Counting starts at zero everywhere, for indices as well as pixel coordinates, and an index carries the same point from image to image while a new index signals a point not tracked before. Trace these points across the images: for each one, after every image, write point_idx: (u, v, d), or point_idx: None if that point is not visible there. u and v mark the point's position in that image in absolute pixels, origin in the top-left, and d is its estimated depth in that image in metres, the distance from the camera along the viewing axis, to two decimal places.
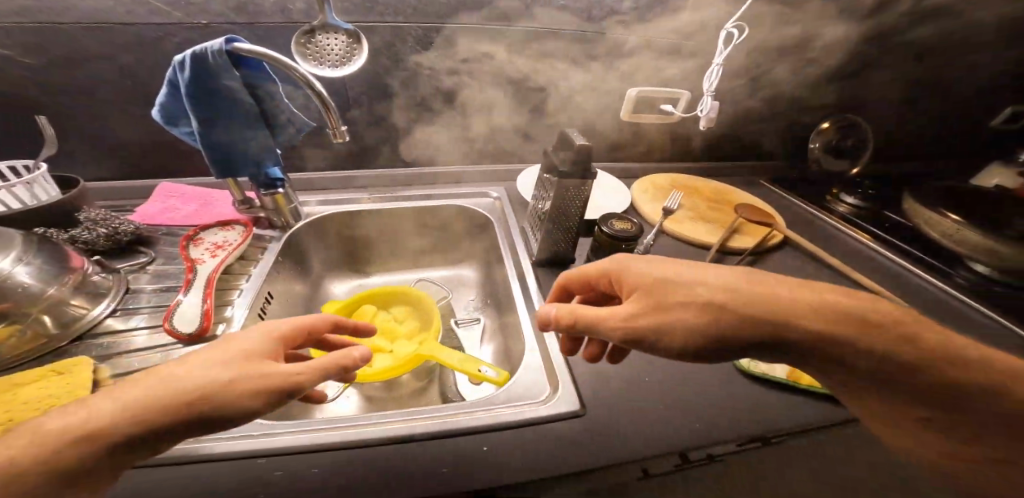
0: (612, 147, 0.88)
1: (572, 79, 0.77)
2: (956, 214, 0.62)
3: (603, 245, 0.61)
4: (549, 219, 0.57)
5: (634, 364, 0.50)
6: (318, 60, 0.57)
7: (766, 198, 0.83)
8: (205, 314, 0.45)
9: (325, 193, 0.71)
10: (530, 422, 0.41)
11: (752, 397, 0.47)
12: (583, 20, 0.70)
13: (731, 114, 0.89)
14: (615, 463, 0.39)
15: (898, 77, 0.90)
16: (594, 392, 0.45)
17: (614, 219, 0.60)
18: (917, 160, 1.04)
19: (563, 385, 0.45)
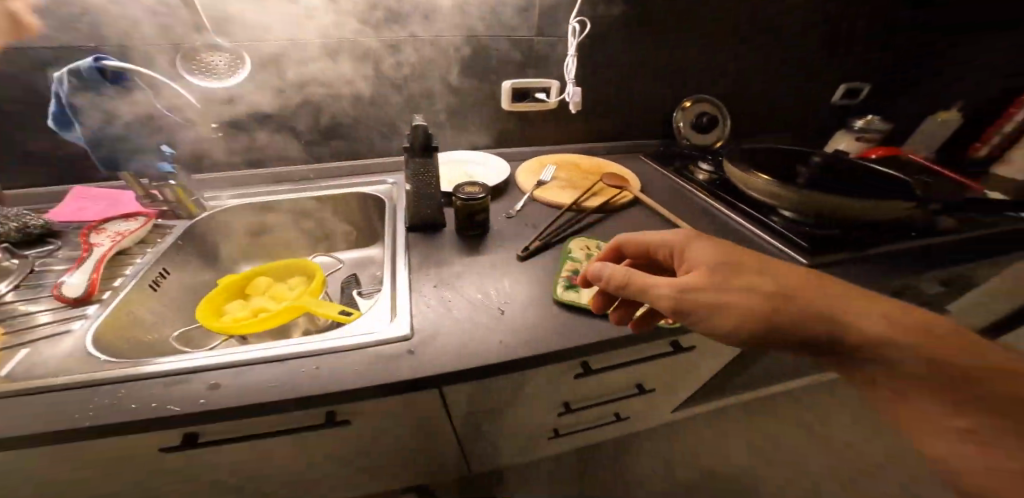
0: (506, 129, 0.95)
1: (455, 70, 0.82)
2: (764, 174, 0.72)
3: (459, 211, 0.66)
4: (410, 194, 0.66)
5: (475, 306, 0.56)
6: (205, 74, 0.65)
7: (642, 171, 0.97)
8: (90, 284, 0.51)
9: (233, 187, 0.77)
10: (359, 346, 0.47)
11: (571, 326, 0.54)
12: (452, 23, 0.76)
13: (615, 94, 0.96)
14: (428, 375, 0.45)
15: (762, 50, 1.00)
16: (424, 324, 0.51)
17: (465, 186, 0.66)
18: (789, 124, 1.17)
19: (398, 318, 0.52)
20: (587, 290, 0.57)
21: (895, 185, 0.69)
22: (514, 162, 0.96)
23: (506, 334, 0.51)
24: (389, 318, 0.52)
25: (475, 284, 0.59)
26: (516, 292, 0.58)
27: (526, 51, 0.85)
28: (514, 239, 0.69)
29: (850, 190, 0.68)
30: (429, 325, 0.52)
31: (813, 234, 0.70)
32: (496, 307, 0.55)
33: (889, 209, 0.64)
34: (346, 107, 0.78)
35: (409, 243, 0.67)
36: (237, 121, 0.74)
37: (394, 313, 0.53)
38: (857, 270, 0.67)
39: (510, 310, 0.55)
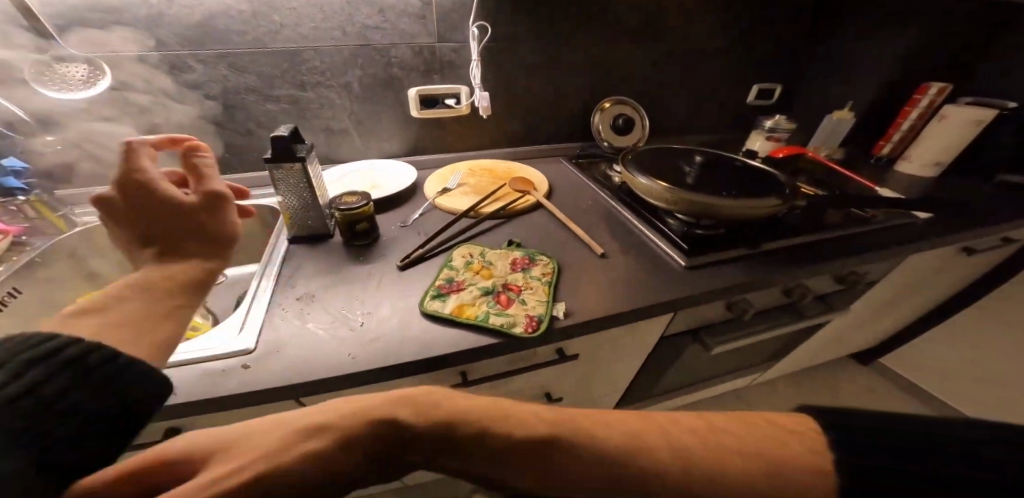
0: (418, 137, 0.94)
1: (353, 81, 0.79)
2: (659, 180, 0.71)
3: (340, 223, 0.64)
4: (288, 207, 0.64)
5: (337, 316, 0.55)
6: (60, 84, 0.63)
7: (556, 175, 0.99)
8: None
9: None
10: (190, 362, 0.47)
11: (431, 335, 0.53)
12: (339, 35, 0.74)
13: (522, 100, 1.00)
14: (257, 390, 0.44)
15: (664, 57, 1.06)
16: (273, 335, 0.51)
17: (342, 197, 0.64)
18: (702, 125, 1.23)
19: (246, 330, 0.51)
20: (455, 299, 0.56)
21: (773, 186, 0.71)
22: (429, 168, 0.96)
23: (356, 345, 0.50)
24: (237, 329, 0.51)
25: (343, 295, 0.58)
26: (383, 303, 0.57)
27: (429, 57, 0.83)
28: (400, 247, 0.68)
29: (728, 191, 0.69)
30: (275, 338, 0.51)
31: (697, 238, 0.72)
32: (356, 318, 0.54)
33: (760, 207, 0.66)
34: (237, 117, 0.76)
35: (290, 253, 0.66)
36: (114, 134, 0.71)
37: (244, 325, 0.52)
38: (735, 269, 0.68)
39: (371, 320, 0.54)
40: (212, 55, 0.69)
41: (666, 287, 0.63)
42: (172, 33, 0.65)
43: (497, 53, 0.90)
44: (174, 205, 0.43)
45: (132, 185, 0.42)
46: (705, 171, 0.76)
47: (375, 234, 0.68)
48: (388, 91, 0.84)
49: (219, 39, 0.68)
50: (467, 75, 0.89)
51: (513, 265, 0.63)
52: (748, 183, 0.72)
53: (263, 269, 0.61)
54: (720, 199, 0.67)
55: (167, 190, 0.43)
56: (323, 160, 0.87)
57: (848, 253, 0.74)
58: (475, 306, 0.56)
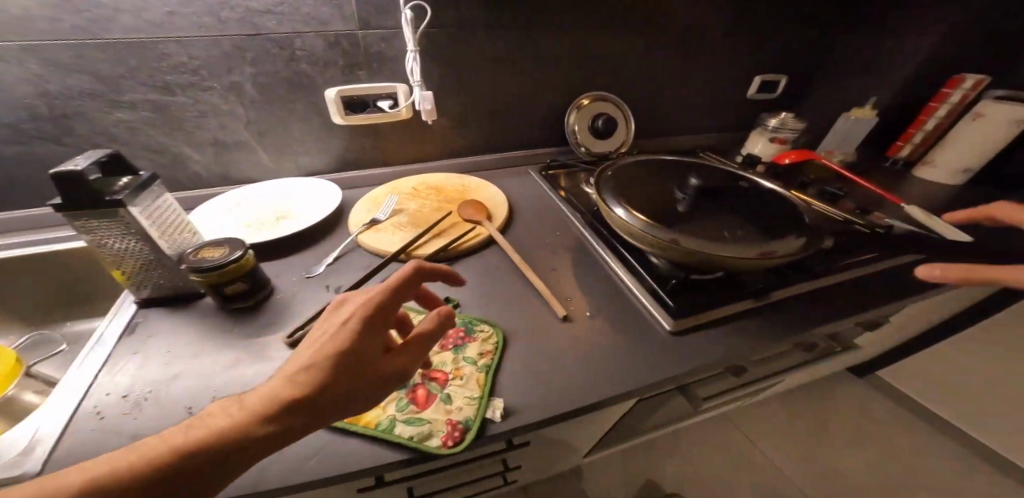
0: (348, 150, 0.77)
1: (243, 83, 0.60)
2: (635, 216, 0.56)
3: (204, 286, 0.45)
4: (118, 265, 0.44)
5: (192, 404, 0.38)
6: None
7: (522, 192, 0.83)
8: None
9: None
10: None
11: (319, 449, 0.37)
12: (211, 22, 0.54)
13: (480, 102, 0.82)
14: None
15: (651, 45, 0.88)
16: (76, 442, 0.34)
17: (198, 249, 0.45)
18: (696, 124, 1.06)
19: (30, 443, 0.33)
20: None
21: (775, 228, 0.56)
22: (364, 187, 0.79)
23: None
24: (19, 441, 0.33)
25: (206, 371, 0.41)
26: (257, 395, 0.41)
27: (349, 49, 0.64)
28: (302, 311, 0.50)
29: (722, 234, 0.55)
30: (73, 456, 0.33)
31: (683, 287, 0.57)
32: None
33: (762, 256, 0.51)
34: (80, 132, 0.57)
35: (138, 319, 0.46)
36: None
37: (32, 433, 0.34)
38: (730, 334, 0.53)
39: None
40: (17, 48, 0.49)
41: (647, 368, 0.48)
42: None
43: (442, 43, 0.71)
44: (367, 353, 0.35)
45: (367, 308, 0.36)
46: (697, 201, 0.61)
47: (264, 290, 0.50)
48: (296, 94, 0.65)
49: (23, 27, 0.48)
50: (404, 71, 0.70)
51: (442, 341, 0.47)
52: (748, 220, 0.57)
53: (95, 336, 0.44)
54: (714, 248, 0.52)
55: (377, 340, 0.36)
56: (219, 181, 0.69)
57: (866, 304, 0.60)
58: (376, 408, 0.40)
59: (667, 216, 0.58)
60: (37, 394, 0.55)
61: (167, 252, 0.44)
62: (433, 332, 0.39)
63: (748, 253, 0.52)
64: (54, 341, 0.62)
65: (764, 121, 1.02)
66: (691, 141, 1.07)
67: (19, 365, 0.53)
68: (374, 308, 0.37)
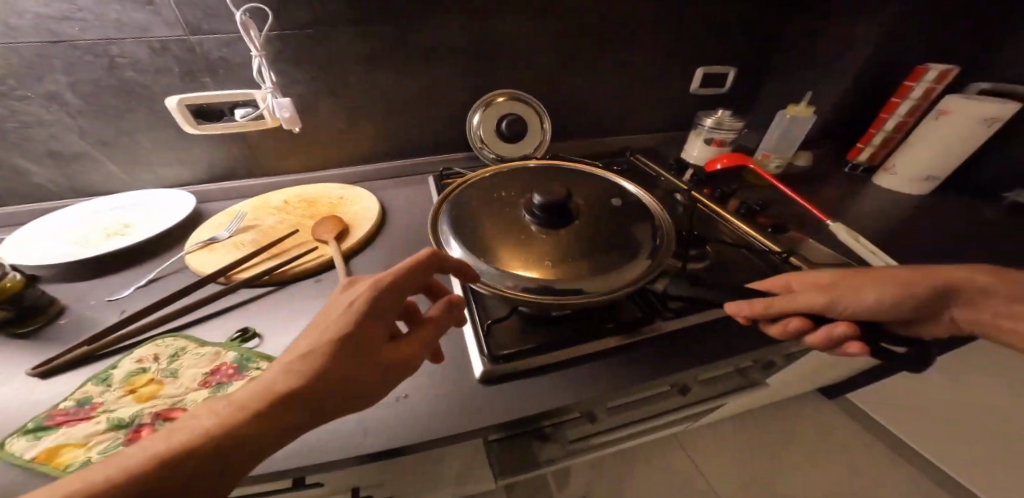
0: (217, 161, 0.74)
1: (63, 92, 0.58)
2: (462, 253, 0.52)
3: None
4: None
5: None
6: None
7: (405, 205, 0.77)
8: None
9: None
10: None
11: None
12: (5, 29, 0.52)
13: (362, 108, 0.77)
14: None
15: (555, 42, 0.80)
16: None
17: None
18: (626, 125, 0.97)
19: None
20: (54, 436, 0.36)
21: (620, 260, 0.52)
22: (238, 199, 0.76)
23: None
24: None
25: None
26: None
27: (183, 55, 0.60)
28: (73, 336, 0.47)
29: (557, 264, 0.50)
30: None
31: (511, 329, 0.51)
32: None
33: (598, 290, 0.49)
34: None
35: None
36: None
37: None
38: (539, 379, 0.47)
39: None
40: None
41: (421, 420, 0.42)
42: None
43: (298, 47, 0.66)
44: (382, 338, 0.35)
45: (384, 292, 0.36)
46: (548, 226, 0.54)
47: (45, 314, 0.48)
48: (131, 103, 0.62)
49: None
50: (256, 77, 0.65)
51: (208, 376, 0.42)
52: (597, 248, 0.53)
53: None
54: (551, 281, 0.49)
55: (381, 328, 0.35)
56: (75, 193, 0.68)
57: (720, 347, 0.52)
58: (78, 448, 0.35)
59: (505, 246, 0.52)
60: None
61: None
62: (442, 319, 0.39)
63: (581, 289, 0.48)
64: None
65: (699, 121, 0.90)
66: (619, 144, 0.98)
67: None
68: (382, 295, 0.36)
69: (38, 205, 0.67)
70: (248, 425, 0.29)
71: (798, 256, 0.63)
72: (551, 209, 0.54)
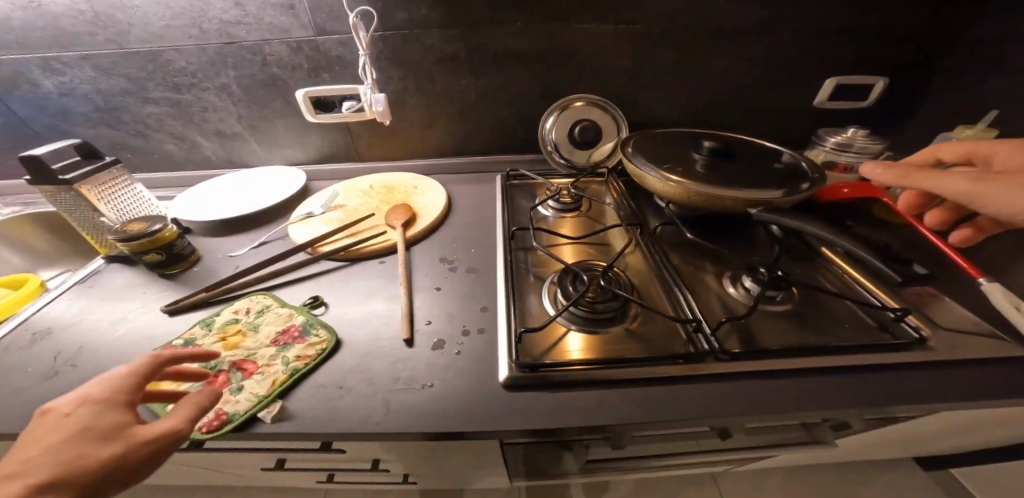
0: (324, 146, 0.85)
1: (227, 82, 0.72)
2: (657, 174, 0.63)
3: (132, 254, 0.55)
4: (86, 228, 0.57)
5: (68, 352, 0.47)
6: None
7: (472, 199, 0.81)
8: None
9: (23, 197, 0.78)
10: None
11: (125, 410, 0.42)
12: (197, 32, 0.66)
13: (449, 106, 0.82)
14: None
15: (651, 45, 0.75)
16: None
17: (124, 223, 0.55)
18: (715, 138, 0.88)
19: None
20: None
21: (787, 182, 0.61)
22: (333, 180, 0.87)
23: (23, 404, 0.41)
24: None
25: (103, 320, 0.52)
26: (99, 352, 0.47)
27: (312, 54, 0.72)
28: (190, 286, 0.58)
29: (741, 184, 0.61)
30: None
31: (547, 343, 0.50)
32: (53, 368, 0.45)
33: (761, 198, 0.59)
34: (121, 119, 0.73)
35: (98, 271, 0.61)
36: (18, 133, 0.73)
37: None
38: (559, 388, 0.45)
39: (64, 374, 0.44)
40: (75, 57, 0.64)
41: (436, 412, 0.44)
42: (28, 36, 0.61)
43: (402, 47, 0.74)
44: (95, 438, 0.30)
45: (103, 395, 0.33)
46: (717, 159, 0.66)
47: (186, 262, 0.61)
48: (273, 94, 0.75)
49: (79, 38, 0.63)
50: (360, 74, 0.74)
51: (276, 336, 0.50)
52: (758, 175, 0.63)
53: (56, 286, 0.58)
54: (711, 188, 0.61)
55: (102, 428, 0.31)
56: (224, 165, 0.84)
57: (796, 402, 0.43)
58: (172, 383, 0.44)
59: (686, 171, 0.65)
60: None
61: (109, 220, 0.56)
62: (211, 397, 0.35)
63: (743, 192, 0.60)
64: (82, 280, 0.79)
65: (821, 139, 0.72)
66: None
67: (33, 294, 0.63)
68: (105, 395, 0.33)
69: (187, 174, 0.82)
70: None
71: (918, 314, 0.51)
72: (718, 150, 0.66)
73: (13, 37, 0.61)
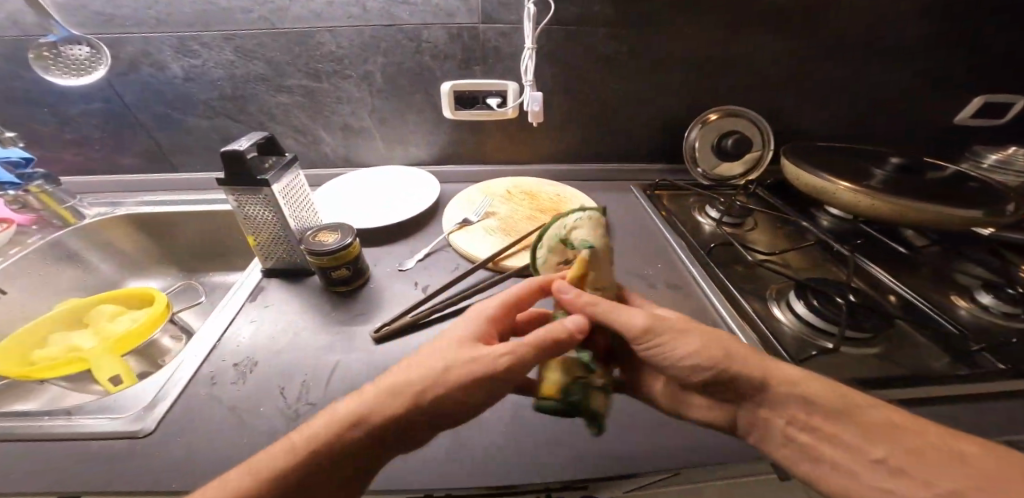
0: (452, 146, 0.77)
1: (371, 69, 0.64)
2: (843, 182, 0.63)
3: (322, 268, 0.49)
4: (265, 237, 0.50)
5: (291, 387, 0.40)
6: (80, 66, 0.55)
7: (620, 208, 0.76)
8: None
9: (122, 197, 0.69)
10: (101, 434, 0.35)
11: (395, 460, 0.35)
12: (357, 11, 0.58)
13: (593, 110, 0.77)
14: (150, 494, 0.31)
15: (816, 53, 0.72)
16: (185, 411, 0.37)
17: (315, 234, 0.49)
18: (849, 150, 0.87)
19: (160, 401, 0.38)
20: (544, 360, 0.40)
21: (989, 203, 0.61)
22: (460, 184, 0.79)
23: None
24: (155, 396, 0.39)
25: (305, 348, 0.45)
26: (330, 386, 0.40)
27: (470, 43, 0.64)
28: (388, 306, 0.51)
29: (935, 198, 0.62)
30: (182, 420, 0.37)
31: (815, 364, 0.47)
32: (291, 408, 0.38)
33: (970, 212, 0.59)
34: (247, 110, 0.65)
35: (261, 286, 0.54)
36: (128, 122, 0.65)
37: (167, 387, 0.40)
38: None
39: (307, 415, 0.37)
40: (217, 37, 0.57)
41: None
42: (172, 11, 0.54)
43: (562, 43, 0.68)
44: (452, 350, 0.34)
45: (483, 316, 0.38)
46: (894, 176, 0.67)
47: (364, 278, 0.53)
48: (416, 85, 0.67)
49: (228, 14, 0.56)
50: (517, 69, 0.67)
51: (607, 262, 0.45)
52: (943, 191, 0.64)
53: (222, 303, 0.51)
54: (909, 201, 0.60)
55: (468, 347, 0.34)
56: (342, 164, 0.75)
57: None
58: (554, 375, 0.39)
59: (869, 183, 0.65)
60: (172, 339, 0.62)
61: (294, 229, 0.49)
62: (558, 337, 0.36)
63: (954, 208, 0.59)
64: (194, 290, 0.70)
65: (981, 156, 0.77)
66: None
67: (164, 315, 0.59)
68: (482, 318, 0.37)
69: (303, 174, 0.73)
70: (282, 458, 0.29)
71: None
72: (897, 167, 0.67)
73: (153, 11, 0.54)
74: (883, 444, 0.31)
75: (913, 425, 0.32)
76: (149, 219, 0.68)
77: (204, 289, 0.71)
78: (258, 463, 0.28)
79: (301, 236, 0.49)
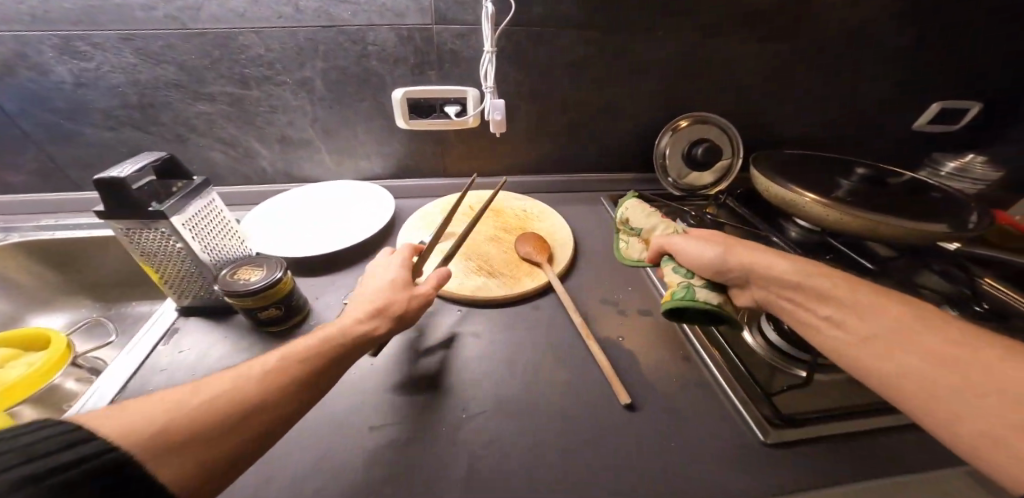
0: (408, 158, 0.71)
1: (309, 75, 0.57)
2: (809, 194, 0.62)
3: (248, 308, 0.42)
4: (174, 274, 0.42)
5: None
6: None
7: (588, 222, 0.72)
8: None
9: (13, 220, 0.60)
10: None
11: None
12: (287, 10, 0.51)
13: (559, 118, 0.73)
14: None
15: (784, 60, 0.71)
16: None
17: (236, 271, 0.42)
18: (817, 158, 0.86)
19: None
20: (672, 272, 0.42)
21: (953, 217, 0.60)
22: (418, 198, 0.73)
23: None
24: None
25: None
26: None
27: (422, 46, 0.58)
28: None
29: (902, 211, 0.60)
30: None
31: (785, 397, 0.44)
32: None
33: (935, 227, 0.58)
34: (159, 120, 0.56)
35: (175, 326, 0.46)
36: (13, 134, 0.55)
37: None
38: (829, 446, 0.40)
39: None
40: (114, 38, 0.49)
41: (707, 485, 0.36)
42: (53, 6, 0.46)
43: (523, 48, 0.63)
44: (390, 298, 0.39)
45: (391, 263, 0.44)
46: (861, 187, 0.66)
47: (302, 314, 0.47)
48: (363, 93, 0.61)
49: (127, 11, 0.47)
50: (476, 75, 0.61)
51: None
52: (910, 204, 0.63)
53: (130, 344, 0.44)
54: (876, 214, 0.59)
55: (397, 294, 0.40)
56: (283, 179, 0.67)
57: None
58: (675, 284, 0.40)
59: (836, 194, 0.64)
60: (78, 382, 0.53)
61: (209, 263, 0.42)
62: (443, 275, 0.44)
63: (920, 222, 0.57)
64: (104, 325, 0.61)
65: (940, 163, 0.77)
66: None
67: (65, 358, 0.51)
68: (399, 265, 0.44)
69: (236, 190, 0.65)
70: (205, 402, 0.26)
71: None
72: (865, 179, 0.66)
73: (28, 5, 0.45)
74: (834, 306, 0.34)
75: (862, 293, 0.34)
76: (46, 247, 0.58)
77: (115, 325, 0.62)
78: (182, 401, 0.26)
79: (218, 273, 0.42)
